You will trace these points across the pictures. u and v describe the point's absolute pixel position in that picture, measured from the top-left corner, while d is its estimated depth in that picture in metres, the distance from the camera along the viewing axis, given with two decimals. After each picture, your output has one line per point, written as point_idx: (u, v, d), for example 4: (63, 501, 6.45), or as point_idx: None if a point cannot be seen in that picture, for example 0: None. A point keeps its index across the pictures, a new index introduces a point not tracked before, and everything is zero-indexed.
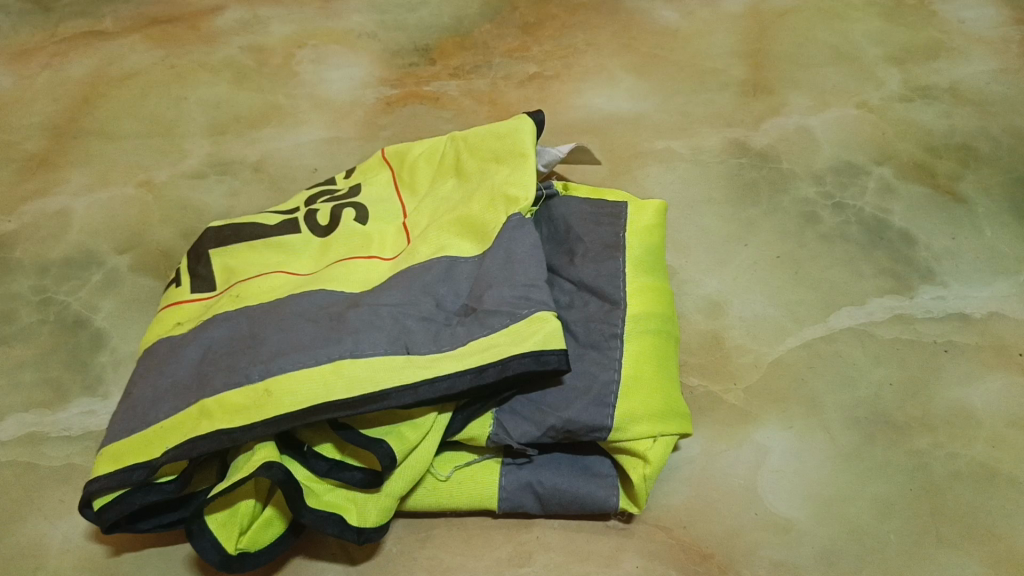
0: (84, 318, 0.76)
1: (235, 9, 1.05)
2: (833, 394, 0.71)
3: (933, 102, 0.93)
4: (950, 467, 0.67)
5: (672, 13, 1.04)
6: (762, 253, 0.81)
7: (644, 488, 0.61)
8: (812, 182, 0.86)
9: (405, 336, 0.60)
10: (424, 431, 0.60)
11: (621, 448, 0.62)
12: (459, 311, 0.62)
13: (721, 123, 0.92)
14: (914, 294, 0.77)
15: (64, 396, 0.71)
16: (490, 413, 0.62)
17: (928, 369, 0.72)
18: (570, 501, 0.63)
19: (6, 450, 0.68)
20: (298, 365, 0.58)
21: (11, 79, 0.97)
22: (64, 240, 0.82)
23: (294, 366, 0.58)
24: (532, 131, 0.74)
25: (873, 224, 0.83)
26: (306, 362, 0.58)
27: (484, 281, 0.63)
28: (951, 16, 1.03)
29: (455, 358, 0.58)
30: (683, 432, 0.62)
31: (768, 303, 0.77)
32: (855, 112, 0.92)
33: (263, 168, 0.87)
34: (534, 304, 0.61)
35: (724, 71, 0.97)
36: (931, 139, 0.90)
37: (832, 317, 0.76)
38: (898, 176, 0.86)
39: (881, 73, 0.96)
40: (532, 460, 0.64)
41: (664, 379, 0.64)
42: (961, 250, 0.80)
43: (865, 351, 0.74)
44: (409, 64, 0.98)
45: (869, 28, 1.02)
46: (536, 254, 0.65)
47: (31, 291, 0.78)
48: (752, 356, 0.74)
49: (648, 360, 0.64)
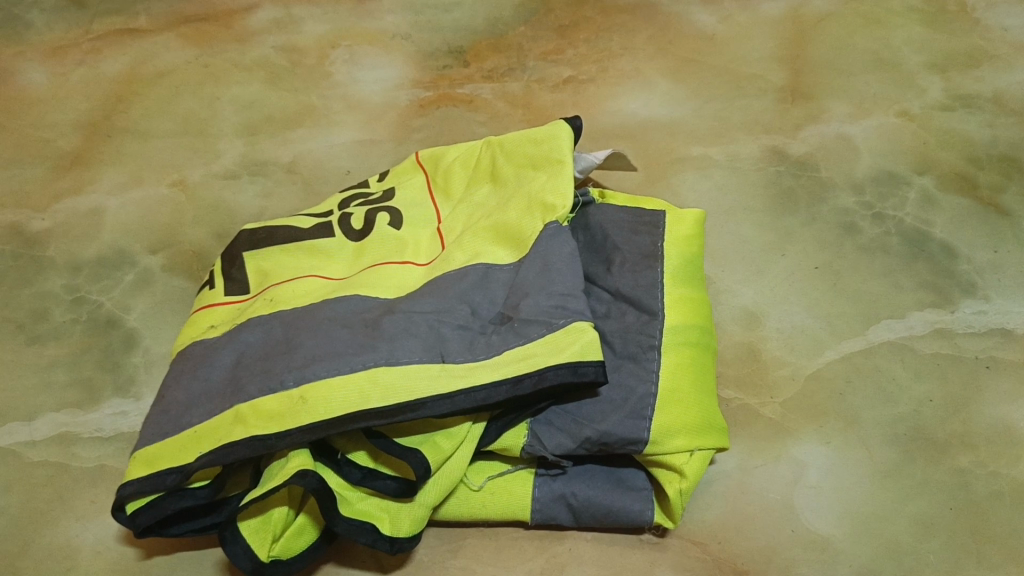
0: (117, 318, 0.76)
1: (269, 8, 1.04)
2: (872, 409, 0.70)
3: (975, 112, 0.92)
4: (991, 488, 0.66)
5: (709, 16, 1.03)
6: (801, 265, 0.80)
7: (679, 503, 0.60)
8: (851, 192, 0.85)
9: (440, 344, 0.59)
10: (459, 440, 0.59)
11: (656, 461, 0.61)
12: (494, 319, 0.62)
13: (759, 130, 0.90)
14: (956, 309, 0.76)
15: (97, 397, 0.71)
16: (525, 423, 0.61)
17: (970, 386, 0.71)
18: (603, 514, 0.62)
19: (38, 449, 0.68)
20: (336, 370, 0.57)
21: (45, 75, 0.97)
22: (97, 239, 0.82)
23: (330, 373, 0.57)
24: (570, 137, 0.72)
25: (914, 236, 0.81)
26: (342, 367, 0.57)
27: (522, 289, 0.63)
28: (995, 23, 1.01)
29: (491, 368, 0.57)
30: (720, 446, 0.61)
31: (807, 315, 0.76)
32: (896, 121, 0.91)
33: (296, 169, 0.87)
34: (570, 313, 0.60)
35: (762, 77, 0.95)
36: (973, 150, 0.88)
37: (871, 330, 0.75)
38: (939, 187, 0.85)
39: (923, 81, 0.95)
40: (565, 471, 0.63)
41: (702, 392, 0.63)
42: (1004, 264, 0.79)
43: (905, 367, 0.72)
44: (442, 66, 0.97)
45: (911, 35, 1.00)
46: (574, 263, 0.64)
47: (64, 290, 0.78)
48: (789, 369, 0.73)
49: (686, 375, 0.63)
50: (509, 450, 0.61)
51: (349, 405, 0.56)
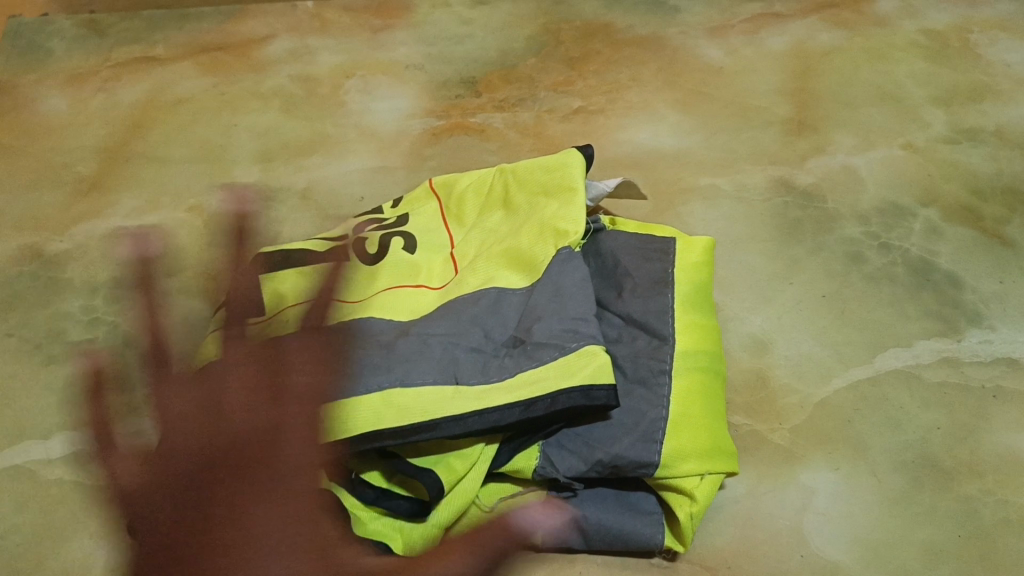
0: (132, 339, 0.77)
1: (285, 39, 1.06)
2: (880, 436, 0.71)
3: (978, 144, 0.93)
4: (1000, 515, 0.66)
5: (717, 51, 1.04)
6: (808, 293, 0.81)
7: (689, 527, 0.61)
8: (857, 222, 0.86)
9: (453, 366, 0.60)
10: (470, 461, 0.60)
11: (666, 484, 0.62)
12: (507, 343, 0.63)
13: (766, 161, 0.92)
14: (961, 338, 0.77)
15: (111, 417, 0.72)
16: (537, 446, 0.62)
17: (976, 415, 0.72)
18: (613, 538, 0.63)
19: (53, 468, 0.69)
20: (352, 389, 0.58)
21: (64, 101, 0.98)
22: (114, 262, 0.83)
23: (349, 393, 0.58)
24: (581, 165, 0.74)
25: (919, 266, 0.83)
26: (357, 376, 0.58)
27: (534, 312, 0.64)
28: (996, 58, 1.03)
29: (505, 390, 0.58)
30: (731, 471, 0.62)
31: (814, 342, 0.77)
32: (901, 153, 0.92)
33: (310, 196, 0.88)
34: (582, 336, 0.61)
35: (769, 109, 0.97)
36: (976, 182, 0.90)
37: (878, 358, 0.76)
38: (943, 218, 0.86)
39: (926, 115, 0.96)
40: (576, 494, 0.63)
41: (711, 417, 0.64)
42: (1009, 294, 0.80)
43: (912, 395, 0.73)
44: (454, 96, 0.99)
45: (914, 70, 1.01)
46: (585, 288, 0.65)
47: (80, 311, 0.79)
48: (797, 397, 0.74)
49: (697, 400, 0.64)
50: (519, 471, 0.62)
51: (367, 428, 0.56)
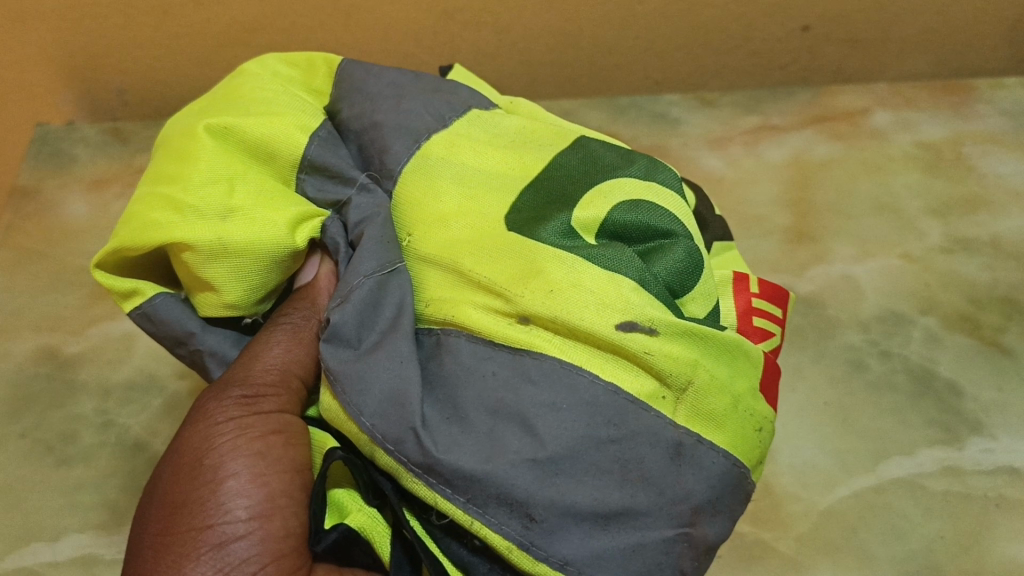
0: (144, 442, 0.79)
1: None
2: (883, 546, 0.72)
3: (974, 255, 0.95)
4: None
5: (718, 160, 1.06)
6: (810, 400, 0.82)
7: (466, 308, 0.51)
8: (857, 330, 0.88)
9: (379, 211, 0.57)
10: (723, 351, 0.51)
11: (606, 350, 0.48)
12: (381, 173, 0.59)
13: (768, 269, 0.94)
14: (963, 447, 0.78)
15: (121, 519, 0.73)
16: (615, 313, 0.48)
17: (981, 526, 0.73)
18: (633, 489, 0.46)
19: (61, 571, 0.70)
20: (568, 508, 0.45)
21: (86, 206, 1.00)
22: (129, 363, 0.85)
23: (543, 503, 0.45)
24: (537, 108, 0.71)
25: (920, 373, 0.84)
26: (485, 501, 0.46)
27: (388, 167, 0.59)
28: (988, 170, 1.06)
29: (389, 202, 0.58)
30: (507, 310, 0.50)
31: (819, 451, 0.78)
32: (899, 262, 0.94)
33: None
34: (385, 130, 0.60)
35: (768, 219, 0.99)
36: (974, 291, 0.92)
37: (881, 467, 0.77)
38: (942, 326, 0.88)
39: (923, 225, 0.99)
40: (585, 488, 0.46)
41: (492, 260, 0.52)
42: (1008, 403, 0.82)
43: (916, 504, 0.74)
44: None
45: (911, 181, 1.04)
46: (410, 116, 0.60)
47: (93, 413, 0.81)
48: (802, 504, 0.74)
49: (569, 292, 0.49)
50: (688, 309, 0.55)
51: (360, 442, 0.49)
